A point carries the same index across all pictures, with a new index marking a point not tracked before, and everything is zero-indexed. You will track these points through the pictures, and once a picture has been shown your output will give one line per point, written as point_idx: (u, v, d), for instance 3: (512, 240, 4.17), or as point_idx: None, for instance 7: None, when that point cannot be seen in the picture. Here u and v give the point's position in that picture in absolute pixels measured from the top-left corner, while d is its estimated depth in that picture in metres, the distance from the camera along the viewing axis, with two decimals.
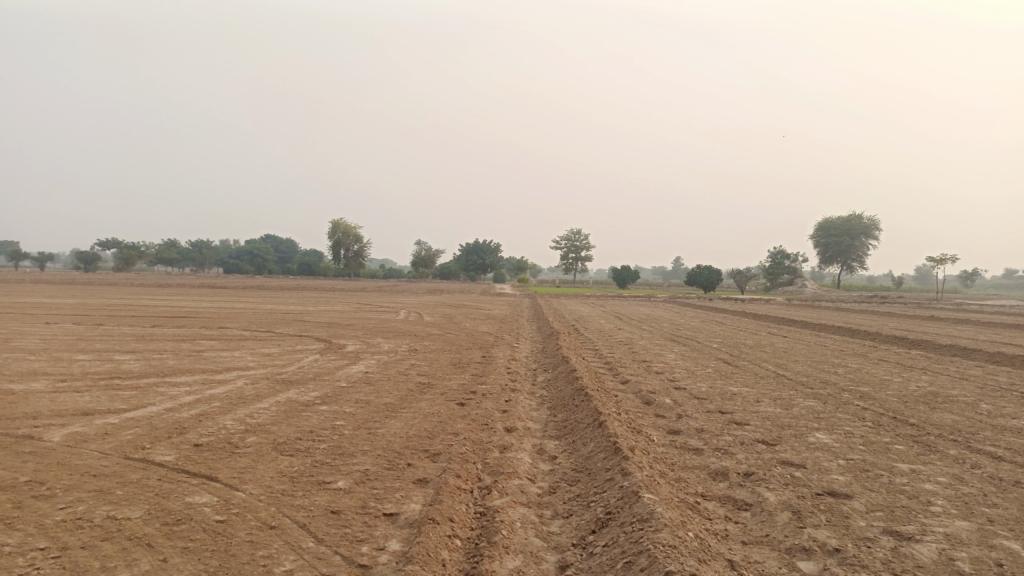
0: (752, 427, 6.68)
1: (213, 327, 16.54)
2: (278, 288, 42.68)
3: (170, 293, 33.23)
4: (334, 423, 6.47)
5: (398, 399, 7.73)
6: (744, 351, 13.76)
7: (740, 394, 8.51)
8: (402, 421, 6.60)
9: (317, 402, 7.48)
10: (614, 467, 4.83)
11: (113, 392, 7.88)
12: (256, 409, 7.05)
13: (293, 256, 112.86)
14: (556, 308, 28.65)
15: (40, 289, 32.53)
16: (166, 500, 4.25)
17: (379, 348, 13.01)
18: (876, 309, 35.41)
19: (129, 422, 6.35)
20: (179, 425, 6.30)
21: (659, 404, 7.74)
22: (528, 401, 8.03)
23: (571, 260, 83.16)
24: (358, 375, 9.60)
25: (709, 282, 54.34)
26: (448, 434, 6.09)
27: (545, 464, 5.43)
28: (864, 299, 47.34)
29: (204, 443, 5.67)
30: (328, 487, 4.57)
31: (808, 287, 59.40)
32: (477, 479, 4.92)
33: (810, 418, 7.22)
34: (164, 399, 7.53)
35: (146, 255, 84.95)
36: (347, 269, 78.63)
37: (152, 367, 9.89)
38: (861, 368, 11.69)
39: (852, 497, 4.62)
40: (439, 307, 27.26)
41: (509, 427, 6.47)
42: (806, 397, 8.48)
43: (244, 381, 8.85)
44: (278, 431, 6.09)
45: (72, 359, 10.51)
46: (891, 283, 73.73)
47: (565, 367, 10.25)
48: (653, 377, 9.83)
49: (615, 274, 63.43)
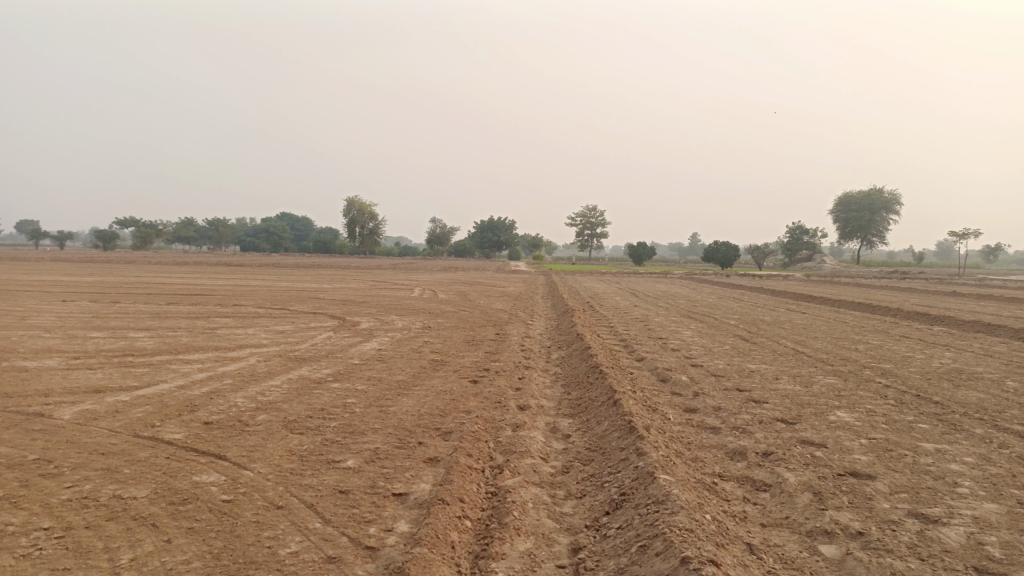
0: (770, 406, 6.54)
1: (227, 304, 16.59)
2: (294, 267, 42.85)
3: (187, 272, 33.43)
4: (345, 401, 6.40)
5: (410, 377, 7.66)
6: (762, 328, 13.56)
7: (759, 372, 8.36)
8: (414, 398, 6.52)
9: (329, 379, 7.42)
10: (629, 447, 4.71)
11: (125, 369, 7.87)
12: (268, 386, 6.99)
13: (309, 234, 113.28)
14: (571, 285, 28.49)
15: (59, 268, 32.84)
16: (173, 479, 4.19)
17: (392, 325, 12.95)
18: (895, 285, 34.95)
19: (140, 400, 6.32)
20: (190, 403, 6.26)
21: (676, 382, 7.60)
22: (542, 379, 7.93)
23: (586, 237, 82.76)
24: (371, 352, 9.54)
25: (726, 258, 53.86)
26: (460, 412, 6.00)
27: (558, 443, 5.32)
28: (884, 275, 46.67)
29: (214, 421, 5.62)
30: (337, 466, 4.50)
31: (827, 263, 58.72)
32: (489, 458, 4.82)
33: (831, 396, 7.06)
34: (176, 376, 7.50)
35: (163, 234, 85.53)
36: (363, 247, 78.79)
37: (165, 345, 9.89)
38: (882, 344, 11.48)
39: (875, 479, 4.47)
40: (454, 284, 27.21)
41: (522, 405, 6.37)
42: (825, 375, 8.31)
43: (256, 358, 8.81)
44: (288, 409, 6.03)
45: (87, 336, 10.52)
46: (911, 258, 72.74)
47: (580, 344, 10.13)
48: (669, 354, 9.69)
49: (631, 250, 63.03)
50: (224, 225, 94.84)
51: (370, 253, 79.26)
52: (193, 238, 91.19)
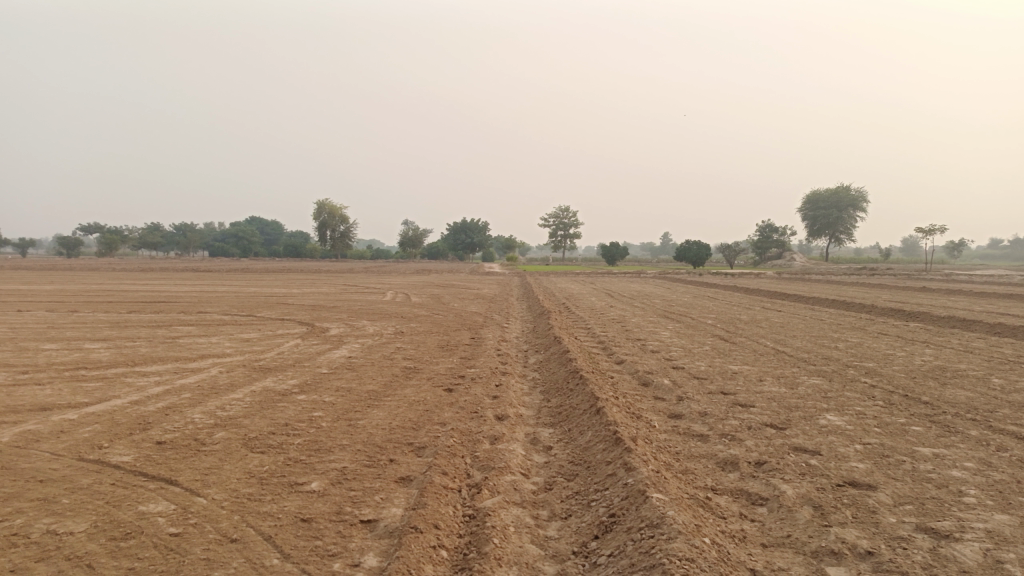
0: (758, 410, 6.28)
1: (192, 312, 16.02)
2: (264, 272, 42.06)
3: (152, 279, 32.54)
4: (312, 414, 6.01)
5: (382, 386, 7.27)
6: (740, 327, 13.40)
7: (742, 373, 8.13)
8: (385, 410, 6.15)
9: (295, 391, 7.01)
10: (616, 460, 4.40)
11: (76, 384, 7.38)
12: (229, 400, 6.56)
13: (280, 238, 111.86)
14: (546, 286, 28.25)
15: (21, 279, 31.87)
16: (116, 510, 3.79)
17: (363, 331, 12.54)
18: (865, 282, 35.21)
19: (88, 418, 5.86)
20: (143, 420, 5.82)
21: (658, 386, 7.33)
22: (520, 385, 7.60)
23: (559, 238, 82.65)
24: (342, 360, 9.14)
25: (698, 257, 54.07)
26: (434, 424, 5.65)
27: (540, 456, 5.00)
28: (853, 272, 47.24)
29: (167, 441, 5.19)
30: (300, 489, 4.12)
31: (798, 261, 59.25)
32: (466, 476, 4.48)
33: (818, 398, 6.84)
34: (131, 391, 7.03)
35: (129, 240, 83.73)
36: (334, 250, 77.85)
37: (122, 356, 9.37)
38: (861, 342, 11.34)
39: (877, 489, 4.21)
40: (427, 287, 26.78)
41: (500, 415, 6.04)
42: (810, 375, 8.11)
43: (219, 369, 8.35)
44: (249, 426, 5.62)
45: (39, 348, 9.97)
46: (879, 255, 73.66)
47: (557, 348, 9.83)
48: (649, 356, 9.42)
49: (604, 251, 62.96)
50: (191, 230, 93.06)
51: (342, 257, 78.36)
52: (160, 244, 89.48)
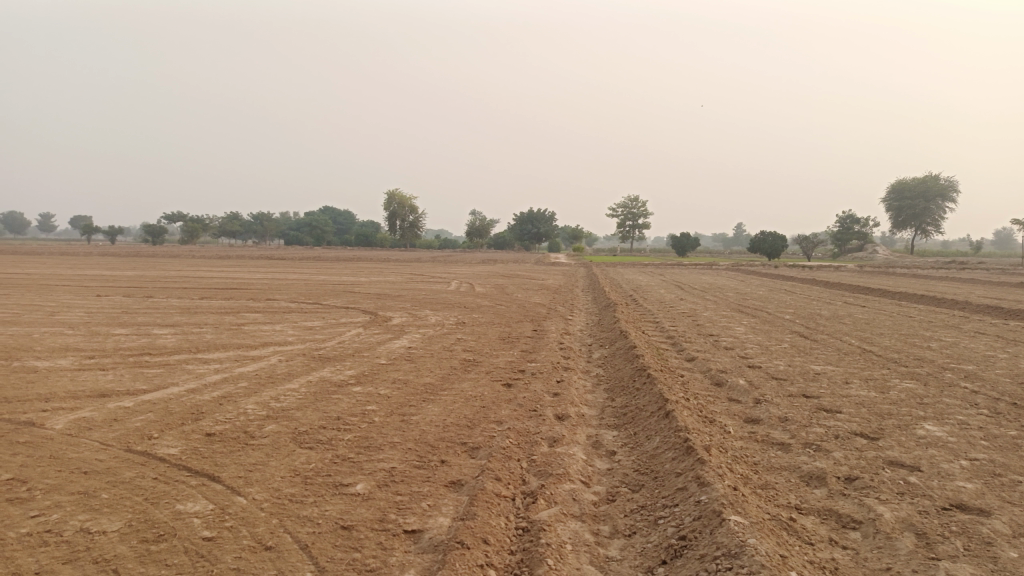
0: (845, 417, 5.71)
1: (260, 299, 16.24)
2: (334, 260, 42.73)
3: (228, 266, 33.55)
4: (365, 408, 5.78)
5: (439, 380, 7.01)
6: (820, 323, 12.61)
7: (825, 375, 7.52)
8: (440, 405, 5.87)
9: (351, 382, 6.82)
10: (686, 473, 3.98)
11: (138, 370, 7.41)
12: (283, 391, 6.42)
13: (351, 227, 114.15)
14: (613, 278, 27.62)
15: (106, 263, 33.29)
16: (153, 509, 3.61)
17: (425, 320, 12.37)
18: (956, 277, 32.93)
19: (143, 406, 5.79)
20: (196, 410, 5.71)
21: (733, 387, 6.82)
22: (583, 382, 7.22)
23: (628, 228, 81.22)
24: (401, 351, 8.94)
25: (773, 249, 52.15)
26: (491, 423, 5.33)
27: (602, 462, 4.61)
28: (942, 265, 44.52)
29: (216, 433, 5.05)
30: (343, 492, 3.87)
31: (880, 254, 56.52)
32: (521, 483, 4.14)
33: (913, 405, 6.20)
34: (190, 379, 6.98)
35: (208, 228, 86.95)
36: (403, 240, 78.76)
37: (187, 342, 9.44)
38: (957, 342, 10.44)
39: (991, 516, 3.65)
40: (492, 277, 26.52)
41: (561, 415, 5.67)
42: (901, 378, 7.43)
43: (279, 358, 8.28)
44: (300, 418, 5.43)
45: (109, 333, 10.16)
46: (970, 249, 69.47)
47: (624, 342, 9.39)
48: (722, 354, 8.88)
49: (673, 243, 61.41)
50: (267, 218, 95.86)
51: (411, 247, 79.21)
52: (239, 233, 92.49)
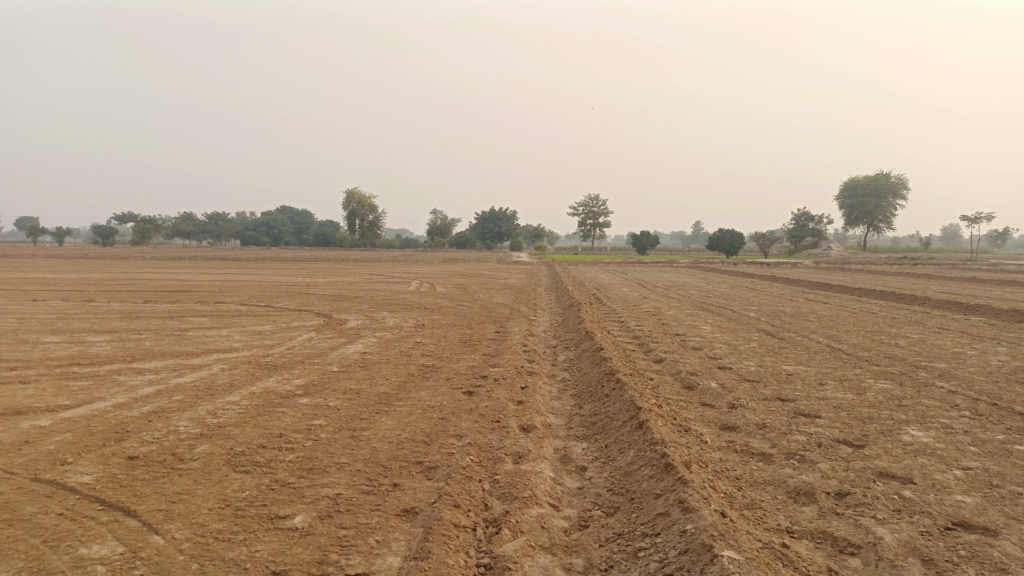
0: (826, 422, 5.40)
1: (208, 301, 15.46)
2: (290, 260, 41.66)
3: (181, 268, 32.35)
4: (311, 423, 5.26)
5: (394, 388, 6.52)
6: (787, 320, 12.44)
7: (798, 376, 7.24)
8: (394, 418, 5.38)
9: (298, 394, 6.28)
10: (667, 495, 3.59)
11: (63, 382, 6.75)
12: (223, 405, 5.85)
13: (309, 227, 112.34)
14: (575, 276, 27.34)
15: (49, 266, 31.76)
16: (51, 555, 3.08)
17: (382, 323, 11.84)
18: (910, 272, 33.72)
19: (61, 425, 5.18)
20: (121, 429, 5.13)
21: (705, 391, 6.48)
22: (548, 388, 6.80)
23: (589, 226, 81.38)
24: (355, 356, 8.41)
25: (731, 246, 52.60)
26: (450, 437, 4.87)
27: (572, 480, 4.20)
28: (895, 261, 45.21)
29: (140, 456, 4.48)
30: (277, 526, 3.38)
31: (836, 250, 57.49)
32: (483, 510, 3.69)
33: (893, 407, 5.93)
34: (119, 392, 6.37)
35: (161, 230, 84.62)
36: (362, 239, 77.59)
37: (123, 351, 8.76)
38: (923, 339, 10.31)
39: (998, 536, 3.33)
40: (453, 277, 25.96)
41: (526, 426, 5.24)
42: (876, 378, 7.18)
43: (222, 366, 7.68)
44: (238, 437, 4.90)
45: (38, 341, 9.41)
46: (919, 244, 71.23)
47: (589, 344, 9.00)
48: (690, 355, 8.56)
49: (634, 241, 61.49)
50: (222, 219, 93.81)
51: (370, 247, 78.15)
52: (193, 233, 90.11)
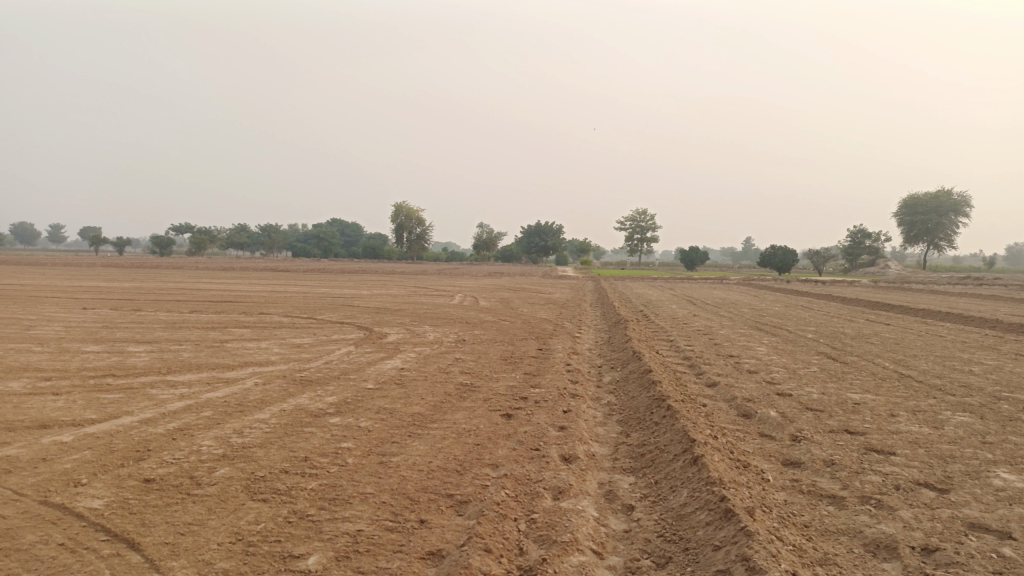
0: (902, 460, 4.86)
1: (252, 312, 15.45)
2: (337, 273, 42.01)
3: (228, 278, 32.75)
4: (339, 446, 4.95)
5: (430, 409, 6.18)
6: (848, 343, 11.74)
7: (866, 405, 6.66)
8: (426, 443, 5.04)
9: (329, 413, 5.99)
10: (728, 549, 3.15)
11: (94, 395, 6.61)
12: (250, 423, 5.59)
13: (358, 239, 113.94)
14: (623, 292, 26.80)
15: (103, 274, 32.61)
16: None
17: (422, 338, 11.56)
18: (974, 292, 32.32)
19: (82, 442, 4.98)
20: (142, 447, 4.89)
21: (763, 421, 5.98)
22: (592, 413, 6.38)
23: (636, 241, 80.46)
24: (392, 372, 8.12)
25: (783, 264, 51.19)
26: (485, 466, 4.50)
27: (619, 522, 3.78)
28: (958, 281, 43.32)
29: (156, 479, 4.23)
30: (288, 569, 3.04)
31: (894, 269, 55.47)
32: (519, 556, 3.30)
33: (978, 444, 5.33)
34: (148, 406, 6.18)
35: (216, 240, 86.84)
36: (409, 252, 78.19)
37: (160, 362, 8.64)
38: (1000, 366, 9.53)
39: None
40: (497, 291, 25.70)
41: (568, 456, 4.83)
42: (952, 410, 6.54)
43: (256, 381, 7.47)
44: (261, 459, 4.61)
45: (79, 351, 9.38)
46: (983, 264, 68.37)
47: (636, 365, 8.54)
48: (746, 379, 8.02)
49: (683, 257, 60.38)
50: (274, 230, 95.79)
51: (417, 260, 78.63)
52: (246, 244, 92.15)
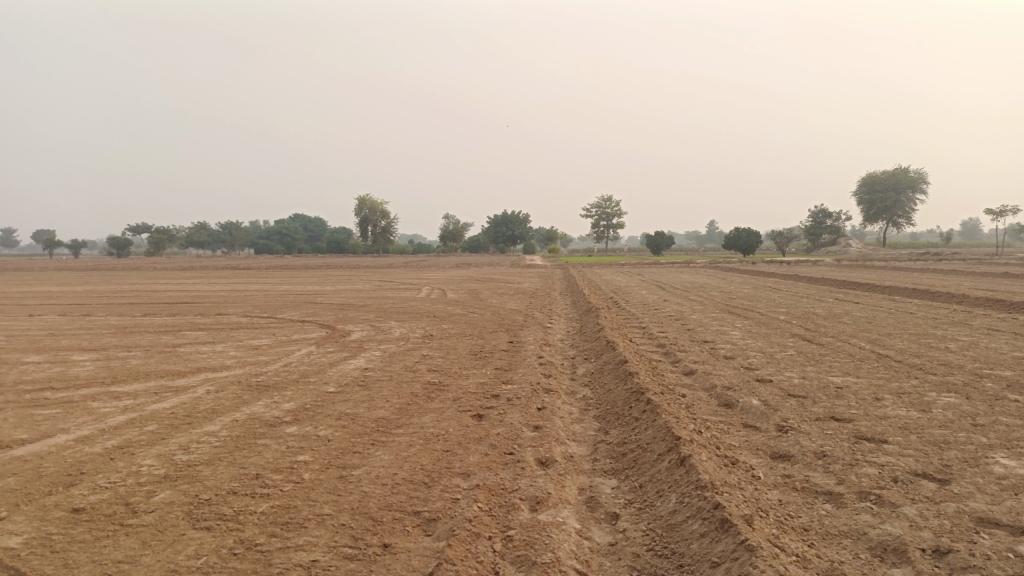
0: (896, 449, 4.60)
1: (210, 314, 14.81)
2: (300, 269, 41.07)
3: (188, 278, 31.69)
4: (295, 459, 4.54)
5: (395, 413, 5.79)
6: (821, 323, 11.58)
7: (850, 389, 6.43)
8: (391, 452, 4.64)
9: (287, 421, 5.56)
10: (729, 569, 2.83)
11: (29, 411, 6.07)
12: (198, 437, 5.14)
13: (322, 235, 112.30)
14: (592, 279, 26.57)
15: (56, 277, 31.39)
16: None
17: (388, 334, 11.12)
18: (938, 267, 32.84)
19: (7, 467, 4.48)
20: (75, 470, 4.42)
21: (747, 411, 5.70)
22: (568, 409, 6.04)
23: (603, 228, 80.48)
24: (356, 373, 7.69)
25: (748, 245, 51.52)
26: (456, 477, 4.13)
27: (604, 534, 3.44)
28: (918, 257, 43.94)
29: (86, 508, 3.77)
30: None
31: (856, 248, 56.21)
32: None
33: (971, 428, 5.10)
34: (88, 422, 5.68)
35: (176, 239, 84.83)
36: (375, 245, 77.26)
37: (107, 371, 8.09)
38: (976, 342, 9.43)
39: None
40: (465, 282, 25.26)
41: (545, 459, 4.49)
42: (937, 391, 6.34)
43: (209, 388, 6.99)
44: (207, 480, 4.17)
45: (19, 362, 8.75)
46: (940, 239, 69.78)
47: (610, 355, 8.23)
48: (723, 365, 7.76)
49: (650, 242, 60.43)
50: (236, 228, 93.94)
51: (384, 252, 77.66)
52: (207, 242, 90.22)
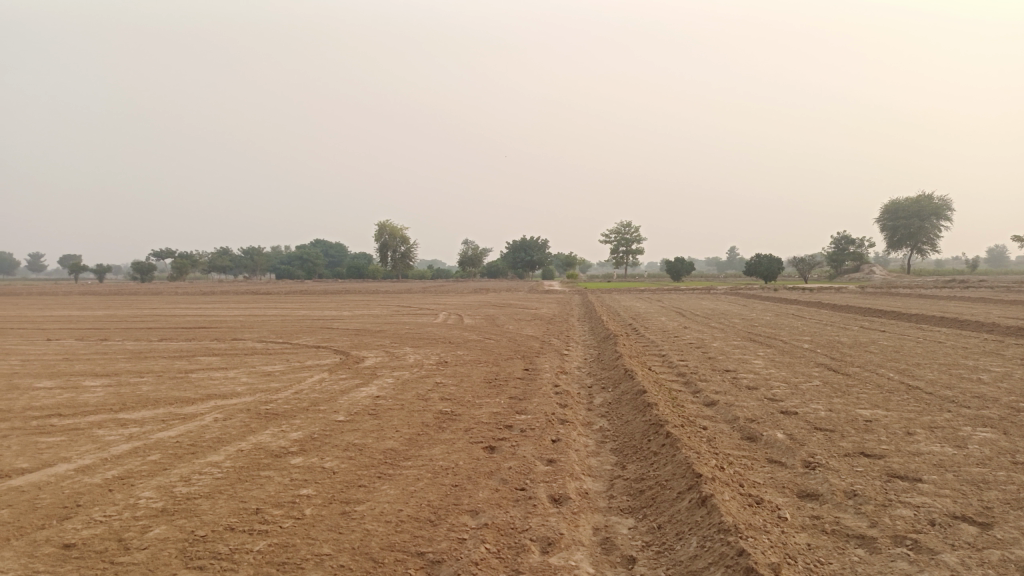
0: (931, 489, 4.33)
1: (225, 339, 14.76)
2: (319, 294, 41.22)
3: (208, 303, 31.84)
4: (298, 493, 4.36)
5: (404, 444, 5.59)
6: (847, 352, 11.24)
7: (880, 423, 6.13)
8: (397, 487, 4.45)
9: (292, 452, 5.39)
10: None
11: (33, 439, 5.96)
12: (201, 468, 4.98)
13: (342, 260, 113.03)
14: (611, 306, 26.28)
15: (78, 300, 31.71)
16: None
17: (402, 361, 10.95)
18: (965, 295, 32.19)
19: (3, 499, 4.35)
20: (71, 503, 4.27)
21: (771, 445, 5.44)
22: (584, 441, 5.81)
23: (622, 254, 80.17)
24: (367, 401, 7.52)
25: (769, 271, 50.95)
26: (464, 514, 3.93)
27: None
28: (943, 285, 43.12)
29: (77, 544, 3.61)
30: None
31: (880, 275, 55.38)
32: None
33: (1011, 466, 4.80)
34: (90, 451, 5.54)
35: (199, 264, 85.77)
36: (394, 271, 77.53)
37: (116, 397, 7.99)
38: (1010, 373, 9.06)
39: None
40: (483, 308, 25.09)
41: (558, 496, 4.27)
42: (972, 426, 6.03)
43: (217, 416, 6.84)
44: (205, 514, 4.01)
45: (31, 388, 8.69)
46: (966, 266, 68.61)
47: (628, 385, 7.99)
48: (746, 396, 7.48)
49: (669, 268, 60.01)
50: (258, 253, 94.88)
51: (402, 277, 77.90)
52: (228, 268, 91.12)
